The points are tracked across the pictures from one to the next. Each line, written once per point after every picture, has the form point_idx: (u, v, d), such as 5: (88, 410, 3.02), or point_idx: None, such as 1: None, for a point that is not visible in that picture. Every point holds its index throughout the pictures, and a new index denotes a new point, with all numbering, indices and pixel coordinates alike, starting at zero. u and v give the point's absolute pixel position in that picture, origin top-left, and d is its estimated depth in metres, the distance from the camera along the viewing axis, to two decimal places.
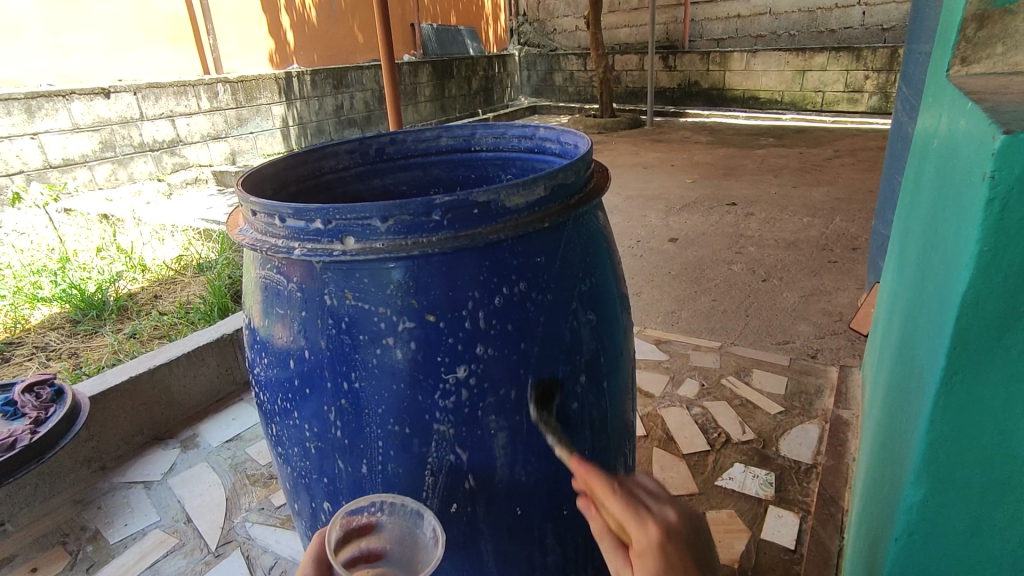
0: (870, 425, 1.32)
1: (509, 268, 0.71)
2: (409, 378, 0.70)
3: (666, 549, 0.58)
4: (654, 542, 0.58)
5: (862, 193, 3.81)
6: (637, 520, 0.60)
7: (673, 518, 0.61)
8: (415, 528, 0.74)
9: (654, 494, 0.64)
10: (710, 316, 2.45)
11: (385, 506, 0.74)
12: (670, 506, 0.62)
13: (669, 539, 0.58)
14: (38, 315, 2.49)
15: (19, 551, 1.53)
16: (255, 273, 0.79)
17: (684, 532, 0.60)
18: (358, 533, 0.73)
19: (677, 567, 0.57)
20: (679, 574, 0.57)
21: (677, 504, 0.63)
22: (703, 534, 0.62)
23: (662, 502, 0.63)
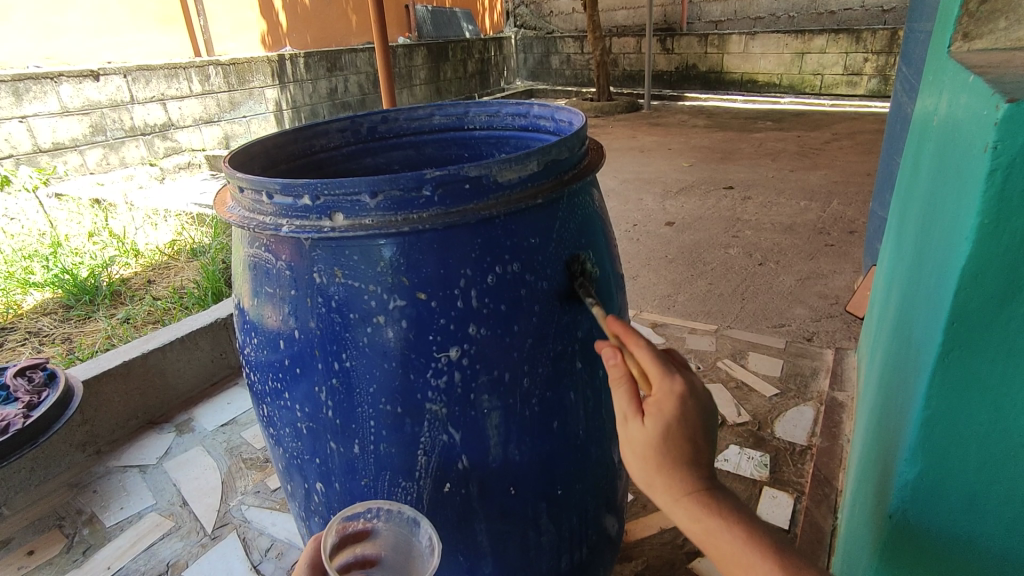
0: (864, 407, 1.32)
1: (501, 246, 0.69)
2: (400, 358, 0.69)
3: (686, 404, 0.61)
4: (676, 396, 0.62)
5: (860, 177, 3.79)
6: (666, 375, 0.63)
7: (693, 382, 0.64)
8: (411, 536, 0.73)
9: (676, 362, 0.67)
10: (706, 300, 2.44)
11: (381, 513, 0.74)
12: (690, 377, 0.65)
13: (690, 397, 0.62)
14: (30, 300, 2.47)
15: (15, 534, 1.53)
16: (244, 251, 0.78)
17: (701, 397, 0.64)
18: (353, 539, 0.73)
19: (688, 419, 0.61)
20: (689, 424, 0.61)
21: (695, 378, 0.67)
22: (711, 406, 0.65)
23: (682, 370, 0.66)
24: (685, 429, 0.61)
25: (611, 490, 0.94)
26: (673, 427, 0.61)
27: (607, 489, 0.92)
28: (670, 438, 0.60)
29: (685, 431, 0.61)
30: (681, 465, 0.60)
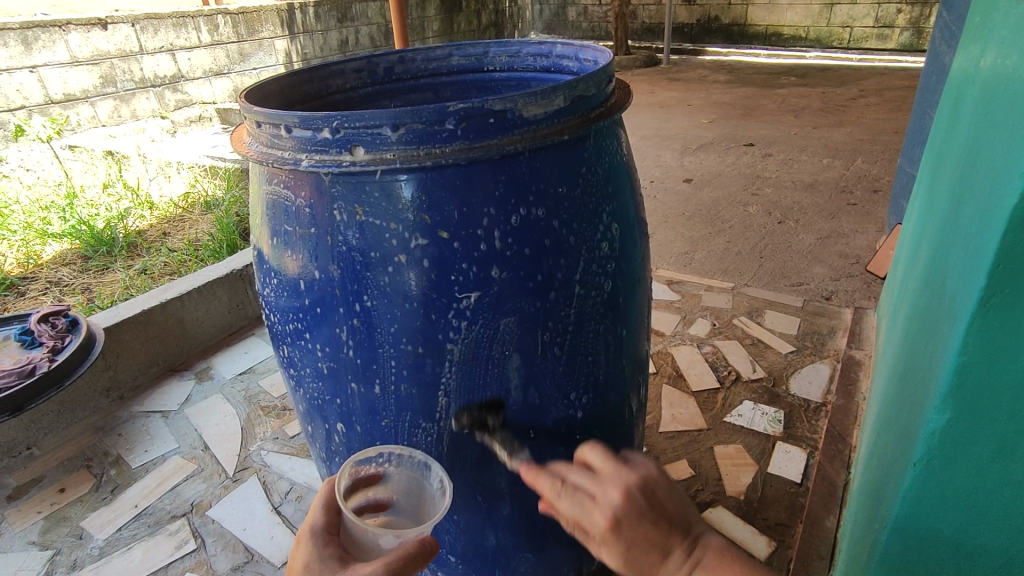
0: (884, 363, 1.31)
1: (525, 185, 0.67)
2: (421, 299, 0.68)
3: (619, 530, 0.59)
4: (607, 529, 0.60)
5: (887, 134, 3.67)
6: (587, 516, 0.62)
7: (616, 496, 0.61)
8: (423, 480, 0.75)
9: (597, 476, 0.64)
10: (724, 258, 2.41)
11: (393, 458, 0.75)
12: (614, 485, 0.62)
13: (619, 526, 0.60)
14: (49, 251, 2.49)
15: (47, 472, 1.58)
16: (262, 190, 0.76)
17: (637, 504, 0.60)
18: (365, 483, 0.74)
19: (634, 541, 0.59)
20: (639, 543, 0.59)
21: (625, 478, 0.62)
22: (661, 496, 0.62)
23: (603, 481, 0.63)
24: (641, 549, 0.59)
25: (626, 439, 0.94)
26: (627, 552, 0.59)
27: (623, 437, 0.93)
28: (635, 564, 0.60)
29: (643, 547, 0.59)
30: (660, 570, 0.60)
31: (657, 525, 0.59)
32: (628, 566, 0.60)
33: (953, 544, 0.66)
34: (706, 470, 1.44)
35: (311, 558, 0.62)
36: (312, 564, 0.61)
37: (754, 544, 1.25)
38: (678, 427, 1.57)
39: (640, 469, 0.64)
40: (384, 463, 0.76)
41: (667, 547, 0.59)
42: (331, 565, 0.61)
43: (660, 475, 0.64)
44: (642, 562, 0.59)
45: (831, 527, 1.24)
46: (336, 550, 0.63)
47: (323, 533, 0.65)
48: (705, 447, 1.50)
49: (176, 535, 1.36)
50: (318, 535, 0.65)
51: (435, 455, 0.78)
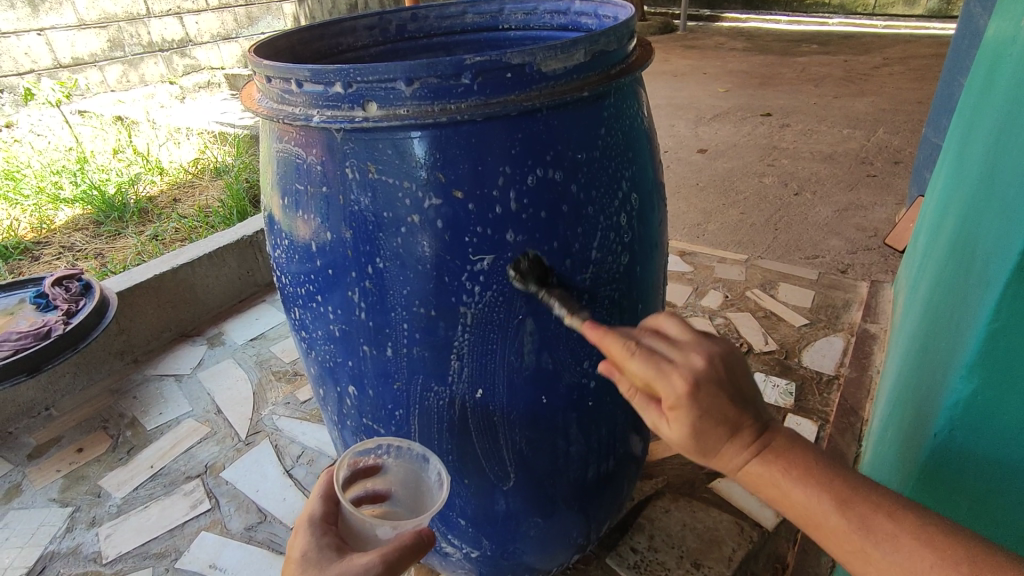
0: (902, 337, 1.29)
1: (543, 144, 0.65)
2: (435, 262, 0.67)
3: (699, 396, 0.54)
4: (685, 394, 0.55)
5: (910, 104, 3.56)
6: (663, 381, 0.55)
7: (700, 363, 0.56)
8: (421, 472, 0.77)
9: (675, 344, 0.58)
10: (738, 230, 2.37)
11: (391, 450, 0.77)
12: (699, 354, 0.56)
13: (699, 388, 0.54)
14: (62, 216, 2.51)
15: (65, 432, 1.61)
16: (272, 148, 0.74)
17: (719, 374, 0.56)
18: (363, 474, 0.75)
19: (711, 409, 0.55)
20: (717, 410, 0.55)
21: (708, 352, 0.57)
22: (740, 374, 0.57)
23: (684, 351, 0.57)
24: (717, 414, 0.55)
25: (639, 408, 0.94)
26: (699, 419, 0.55)
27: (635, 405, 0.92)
28: (707, 430, 0.55)
29: (718, 415, 0.55)
30: (726, 436, 0.56)
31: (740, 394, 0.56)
32: (694, 435, 0.56)
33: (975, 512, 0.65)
34: None
35: (308, 547, 0.62)
36: (309, 552, 0.62)
37: (762, 515, 1.21)
38: None
39: (721, 346, 0.59)
40: (382, 453, 0.77)
41: (737, 423, 0.56)
42: (329, 555, 0.62)
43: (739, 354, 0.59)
44: (710, 435, 0.56)
45: None
46: (334, 540, 0.64)
47: (320, 523, 0.66)
48: None
49: (191, 495, 1.39)
50: (315, 525, 0.66)
51: (446, 419, 0.78)
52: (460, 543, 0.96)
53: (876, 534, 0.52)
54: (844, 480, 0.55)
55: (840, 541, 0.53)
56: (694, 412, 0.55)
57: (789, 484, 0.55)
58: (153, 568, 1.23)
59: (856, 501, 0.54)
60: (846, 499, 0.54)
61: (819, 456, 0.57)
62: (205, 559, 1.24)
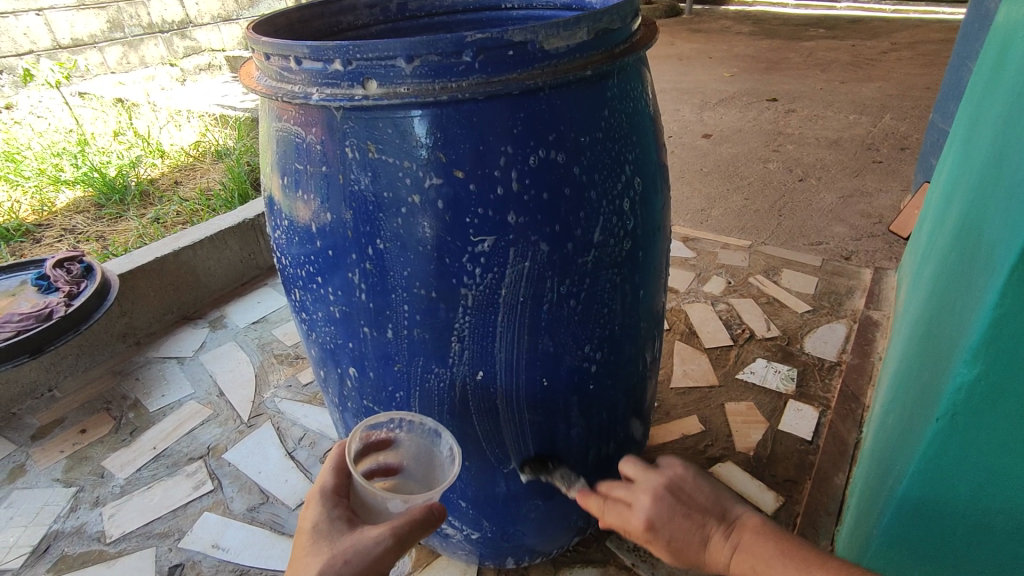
0: (904, 324, 1.28)
1: (545, 124, 0.64)
2: (436, 243, 0.66)
3: (654, 529, 0.70)
4: (646, 529, 0.71)
5: (918, 90, 3.52)
6: (628, 523, 0.73)
7: (644, 500, 0.71)
8: (432, 446, 0.77)
9: (632, 487, 0.74)
10: (742, 215, 2.35)
11: (403, 424, 0.76)
12: (644, 491, 0.72)
13: (652, 526, 0.70)
14: (63, 198, 2.49)
15: (68, 413, 1.62)
16: (272, 127, 0.73)
17: (664, 501, 0.70)
18: (376, 447, 0.76)
19: (670, 535, 0.69)
20: (672, 531, 0.68)
21: (654, 483, 0.72)
22: (688, 491, 0.71)
23: (636, 488, 0.73)
24: (677, 539, 0.68)
25: (639, 392, 0.94)
26: (670, 545, 0.69)
27: (636, 389, 0.92)
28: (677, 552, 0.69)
29: (680, 537, 0.68)
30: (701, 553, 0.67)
31: (688, 514, 0.69)
32: (676, 556, 0.69)
33: (973, 497, 0.65)
34: (716, 426, 1.44)
35: (319, 518, 0.64)
36: (320, 524, 0.64)
37: (762, 499, 1.26)
38: (690, 383, 1.57)
39: (667, 471, 0.73)
40: (394, 427, 0.77)
41: (702, 532, 0.67)
42: (340, 527, 0.64)
43: (686, 472, 0.73)
44: (685, 550, 0.68)
45: (840, 484, 1.25)
46: (345, 512, 0.66)
47: (332, 494, 0.67)
48: (716, 403, 1.50)
49: (194, 476, 1.40)
50: (327, 496, 0.67)
51: (447, 401, 0.78)
52: (461, 525, 0.97)
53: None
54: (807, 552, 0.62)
55: None
56: (660, 543, 0.70)
57: (764, 570, 0.63)
58: (157, 548, 1.25)
59: (819, 569, 0.60)
60: (814, 571, 0.61)
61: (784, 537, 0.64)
62: (207, 539, 1.25)
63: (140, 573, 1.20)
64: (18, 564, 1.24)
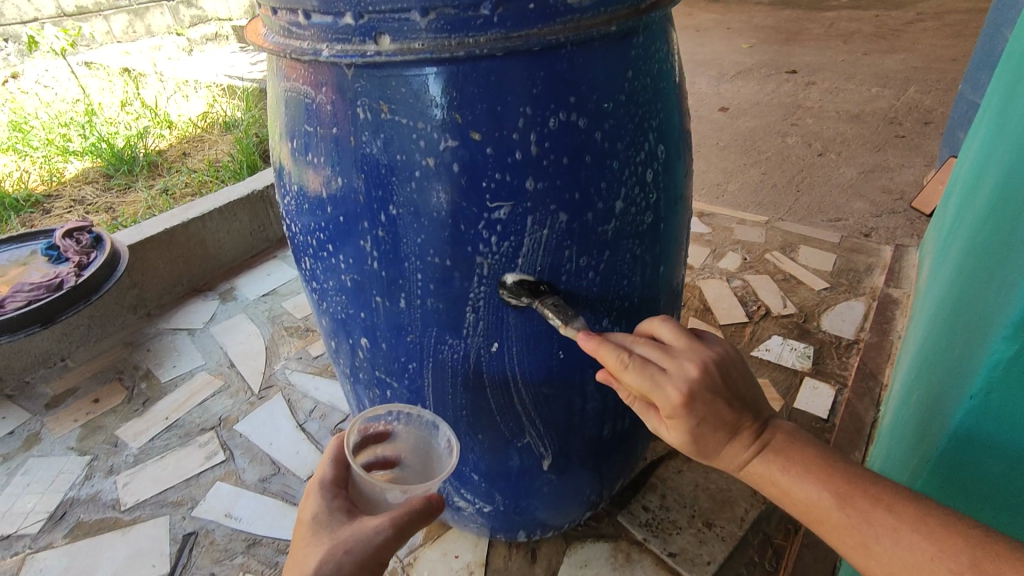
0: (928, 301, 1.24)
1: (567, 83, 0.61)
2: (451, 209, 0.64)
3: (693, 405, 0.59)
4: (680, 403, 0.59)
5: (944, 62, 3.40)
6: (658, 392, 0.59)
7: (694, 372, 0.59)
8: (430, 439, 0.78)
9: (668, 350, 0.61)
10: (759, 191, 2.30)
11: (401, 416, 0.78)
12: (690, 360, 0.60)
13: (693, 399, 0.58)
14: (72, 169, 2.47)
15: (81, 383, 1.63)
16: (279, 88, 0.71)
17: (713, 381, 0.59)
18: (374, 440, 0.76)
19: (706, 415, 0.60)
20: (712, 412, 0.60)
21: (701, 354, 0.61)
22: (735, 376, 0.61)
23: (677, 356, 0.60)
24: (711, 417, 0.60)
25: None
26: (697, 424, 0.60)
27: None
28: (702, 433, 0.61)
29: (714, 420, 0.60)
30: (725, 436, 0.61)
31: (733, 401, 0.60)
32: (693, 437, 0.62)
33: (998, 485, 0.61)
34: None
35: (319, 509, 0.65)
36: (319, 515, 0.65)
37: None
38: None
39: (715, 348, 0.62)
40: (392, 420, 0.78)
41: (737, 423, 0.61)
42: (339, 518, 0.65)
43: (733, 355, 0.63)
44: (708, 436, 0.61)
45: (856, 463, 1.23)
46: (344, 503, 0.67)
47: (331, 486, 0.68)
48: None
49: (206, 447, 1.40)
50: (326, 487, 0.68)
51: (461, 373, 0.76)
52: (473, 498, 0.96)
53: (875, 526, 0.54)
54: (843, 470, 0.59)
55: (843, 535, 0.56)
56: (690, 420, 0.60)
57: (795, 477, 0.60)
58: (171, 516, 1.25)
59: (859, 496, 0.56)
60: (857, 493, 0.57)
61: (822, 451, 0.61)
62: (220, 509, 1.26)
63: (155, 541, 1.21)
64: (35, 529, 1.25)
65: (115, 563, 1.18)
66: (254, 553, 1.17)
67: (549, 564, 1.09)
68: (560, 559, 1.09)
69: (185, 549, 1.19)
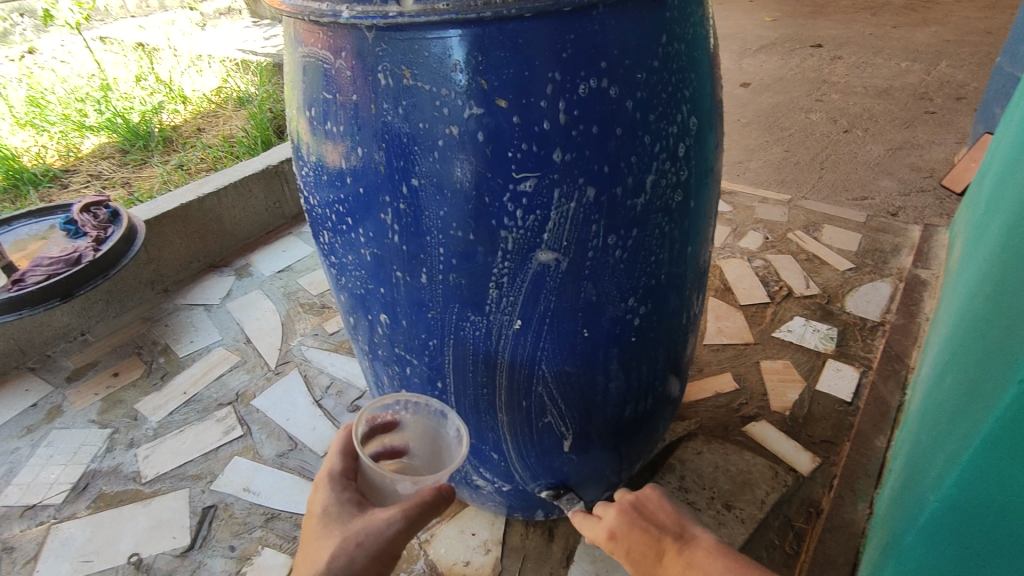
0: (961, 282, 1.20)
1: (599, 47, 0.58)
2: (475, 180, 0.61)
3: (615, 537, 0.82)
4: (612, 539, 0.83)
5: (978, 35, 3.27)
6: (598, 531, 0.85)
7: (611, 513, 0.84)
8: (440, 428, 0.77)
9: (608, 506, 0.88)
10: (781, 168, 2.24)
11: (408, 405, 0.77)
12: (614, 508, 0.85)
13: (613, 533, 0.82)
14: (88, 144, 2.46)
15: (101, 357, 1.64)
16: (296, 53, 0.68)
17: (626, 514, 0.83)
18: (383, 428, 0.76)
19: (630, 543, 0.80)
20: (631, 537, 0.81)
21: (624, 500, 0.85)
22: (650, 508, 0.83)
23: (610, 507, 0.86)
24: (634, 546, 0.80)
25: (680, 348, 0.89)
26: (630, 555, 0.80)
27: (677, 345, 0.87)
28: (638, 562, 0.79)
29: (638, 546, 0.79)
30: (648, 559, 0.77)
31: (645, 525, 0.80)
32: (636, 566, 0.79)
33: None
34: (751, 383, 1.40)
35: (329, 502, 0.66)
36: (330, 508, 0.65)
37: (797, 459, 1.22)
38: (724, 340, 1.52)
39: (639, 491, 0.86)
40: (400, 408, 0.77)
41: (654, 543, 0.78)
42: (350, 510, 0.65)
43: (653, 493, 0.85)
44: (642, 560, 0.78)
45: (881, 447, 1.21)
46: (354, 495, 0.68)
47: (341, 479, 0.69)
48: (751, 361, 1.45)
49: (224, 421, 1.41)
50: (336, 480, 0.69)
51: (483, 350, 0.74)
52: (492, 476, 0.96)
53: None
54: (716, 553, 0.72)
55: None
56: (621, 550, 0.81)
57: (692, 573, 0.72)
58: (190, 489, 1.27)
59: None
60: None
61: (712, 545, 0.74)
62: (238, 483, 1.27)
63: (176, 513, 1.22)
64: (59, 500, 1.27)
65: (136, 534, 1.19)
66: (273, 527, 1.18)
67: (566, 544, 1.08)
68: (577, 539, 1.09)
69: (205, 522, 1.20)
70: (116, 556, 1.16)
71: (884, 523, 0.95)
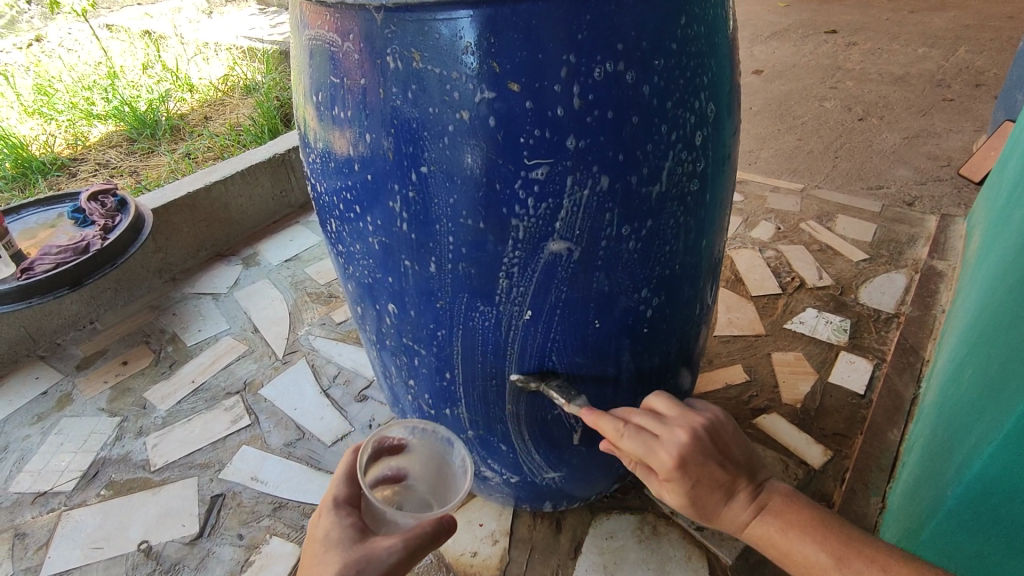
0: (980, 274, 1.17)
1: (615, 29, 0.56)
2: (486, 168, 0.60)
3: (685, 468, 0.65)
4: (674, 467, 0.65)
5: (998, 20, 3.19)
6: (654, 455, 0.66)
7: (685, 439, 0.65)
8: (445, 456, 0.78)
9: (662, 419, 0.68)
10: (794, 157, 2.20)
11: (416, 431, 0.78)
12: (681, 427, 0.67)
13: (684, 463, 0.65)
14: (96, 132, 2.46)
15: (109, 346, 1.64)
16: (302, 36, 0.67)
17: (704, 444, 0.66)
18: (389, 451, 0.77)
19: (703, 479, 0.66)
20: (706, 474, 0.66)
21: (692, 421, 0.67)
22: (726, 440, 0.68)
23: (670, 423, 0.67)
24: (709, 482, 0.66)
25: (693, 340, 0.87)
26: (693, 488, 0.67)
27: (690, 337, 0.85)
28: (701, 496, 0.67)
29: (712, 482, 0.66)
30: (720, 497, 0.67)
31: (729, 462, 0.67)
32: (691, 501, 0.68)
33: None
34: (762, 375, 1.38)
35: (331, 527, 0.65)
36: (331, 533, 0.65)
37: (808, 452, 1.20)
38: (734, 331, 1.50)
39: (706, 413, 0.69)
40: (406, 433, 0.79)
41: (731, 487, 0.67)
42: (352, 537, 0.65)
43: (725, 420, 0.70)
44: (707, 500, 0.68)
45: (894, 441, 1.19)
46: (357, 521, 0.67)
47: (345, 504, 0.69)
48: (762, 353, 1.44)
49: (232, 410, 1.41)
50: (339, 506, 0.68)
51: (493, 341, 0.73)
52: (500, 468, 0.95)
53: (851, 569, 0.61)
54: (836, 532, 0.64)
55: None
56: (685, 484, 0.66)
57: (794, 537, 0.65)
58: (199, 478, 1.27)
59: (856, 557, 0.62)
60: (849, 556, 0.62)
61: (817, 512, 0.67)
62: (247, 472, 1.27)
63: (184, 501, 1.23)
64: (70, 487, 1.28)
65: (145, 522, 1.20)
66: (280, 516, 1.18)
67: (574, 535, 1.07)
68: (586, 530, 1.08)
69: (213, 510, 1.21)
70: (126, 543, 1.16)
71: (897, 518, 0.93)
